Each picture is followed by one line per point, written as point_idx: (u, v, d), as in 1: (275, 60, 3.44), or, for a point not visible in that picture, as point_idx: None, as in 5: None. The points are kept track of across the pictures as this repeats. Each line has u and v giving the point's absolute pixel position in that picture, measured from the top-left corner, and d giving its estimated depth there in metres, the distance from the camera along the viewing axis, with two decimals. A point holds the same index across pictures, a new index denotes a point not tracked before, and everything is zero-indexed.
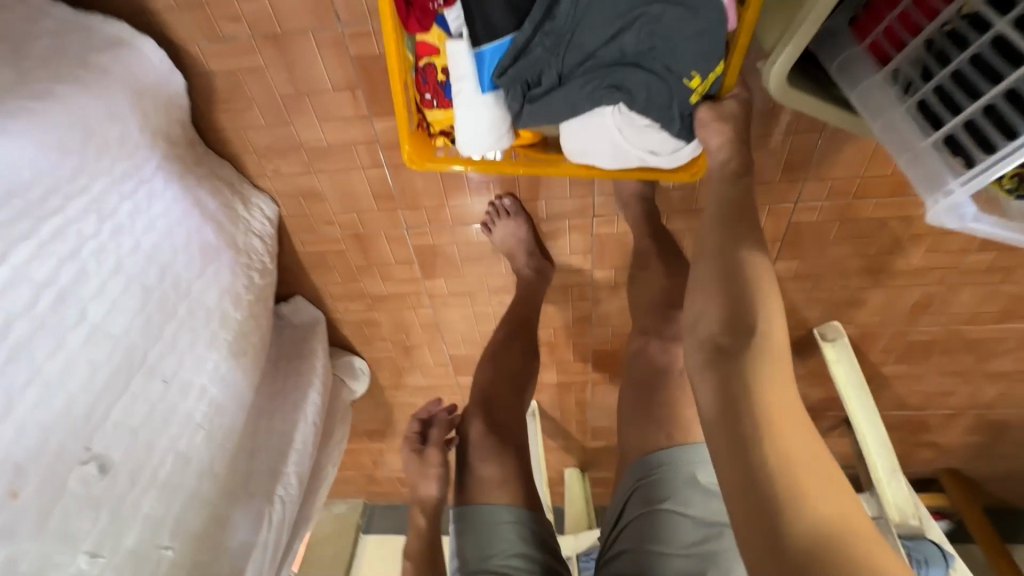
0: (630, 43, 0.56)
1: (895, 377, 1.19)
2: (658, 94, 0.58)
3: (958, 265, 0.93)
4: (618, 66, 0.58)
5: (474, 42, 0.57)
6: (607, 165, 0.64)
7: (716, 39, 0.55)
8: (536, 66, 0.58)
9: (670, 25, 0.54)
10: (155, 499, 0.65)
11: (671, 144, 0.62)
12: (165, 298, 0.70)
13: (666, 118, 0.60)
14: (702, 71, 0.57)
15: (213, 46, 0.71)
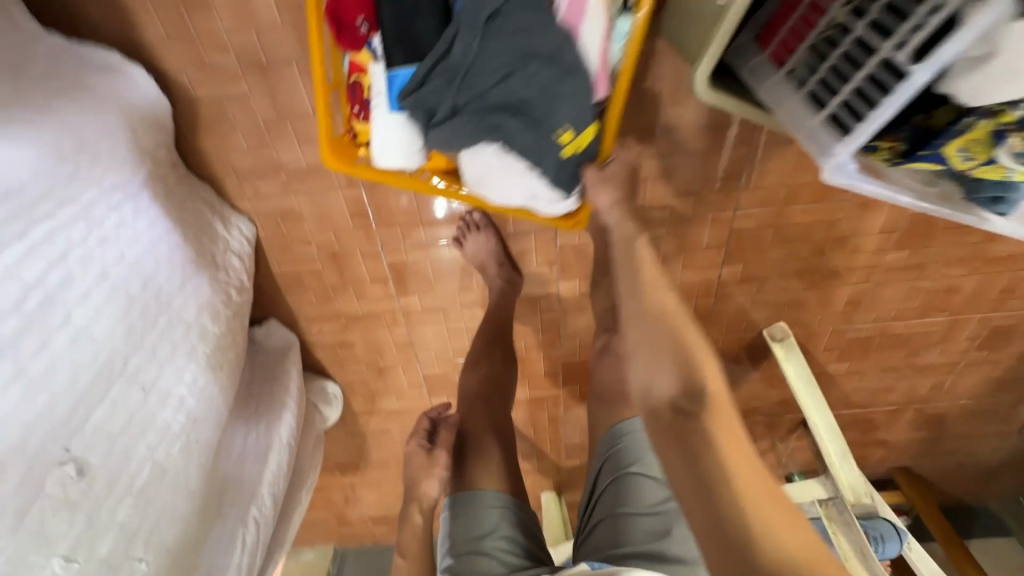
0: (514, 93, 0.61)
1: (840, 375, 1.29)
2: (534, 141, 0.65)
3: (879, 263, 1.05)
4: (502, 111, 0.63)
5: (390, 65, 0.62)
6: (496, 197, 0.73)
7: (585, 104, 0.63)
8: (431, 101, 0.62)
9: (547, 84, 0.61)
10: (131, 507, 0.65)
11: (549, 188, 0.71)
12: (147, 308, 0.72)
13: (543, 164, 0.67)
14: (576, 127, 0.66)
15: (201, 75, 0.76)
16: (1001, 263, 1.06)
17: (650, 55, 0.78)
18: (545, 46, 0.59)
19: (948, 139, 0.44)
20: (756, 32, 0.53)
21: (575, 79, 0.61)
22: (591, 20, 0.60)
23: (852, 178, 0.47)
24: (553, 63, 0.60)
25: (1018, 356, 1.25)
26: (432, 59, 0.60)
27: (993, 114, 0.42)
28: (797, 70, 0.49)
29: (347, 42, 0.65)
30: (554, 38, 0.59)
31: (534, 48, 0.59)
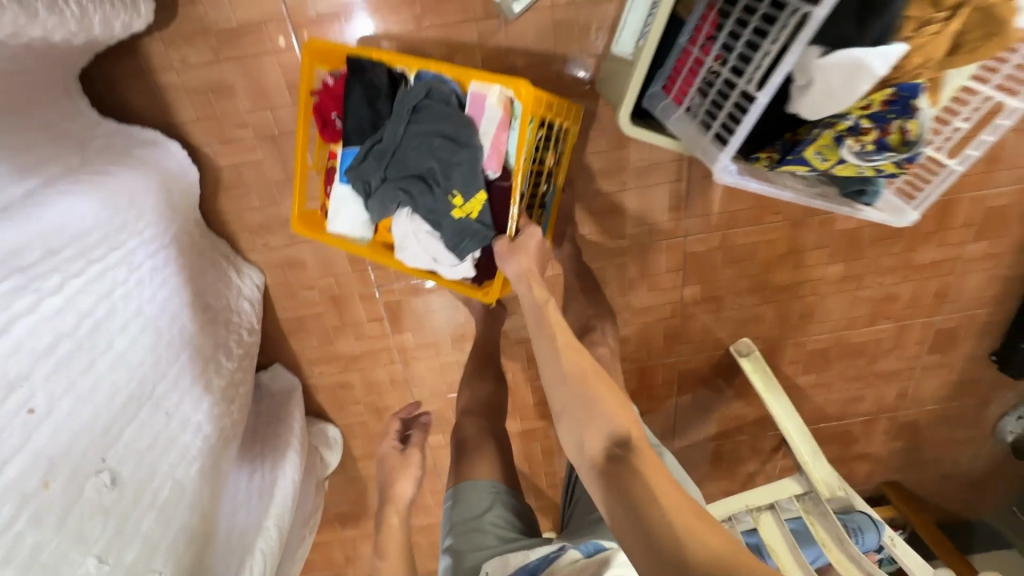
0: (421, 165, 0.79)
1: (810, 387, 1.38)
2: (433, 204, 0.79)
3: (821, 276, 1.18)
4: (412, 178, 0.79)
5: (346, 144, 0.83)
6: (408, 260, 0.85)
7: (472, 177, 0.78)
8: (365, 172, 0.81)
9: (445, 158, 0.78)
10: (154, 519, 0.71)
11: (447, 250, 0.82)
12: (172, 342, 0.81)
13: (440, 226, 0.80)
14: (465, 191, 0.78)
15: (223, 147, 0.92)
16: (927, 269, 1.20)
17: (595, 111, 0.96)
18: (448, 129, 0.77)
19: (805, 145, 0.58)
20: (662, 84, 0.69)
21: (466, 154, 0.77)
22: (489, 114, 0.78)
23: (740, 178, 0.60)
24: (450, 142, 0.78)
25: (968, 358, 1.36)
26: (369, 142, 0.81)
27: (832, 124, 0.56)
28: (692, 105, 0.64)
29: (330, 135, 0.85)
30: (453, 125, 0.77)
31: (439, 131, 0.77)
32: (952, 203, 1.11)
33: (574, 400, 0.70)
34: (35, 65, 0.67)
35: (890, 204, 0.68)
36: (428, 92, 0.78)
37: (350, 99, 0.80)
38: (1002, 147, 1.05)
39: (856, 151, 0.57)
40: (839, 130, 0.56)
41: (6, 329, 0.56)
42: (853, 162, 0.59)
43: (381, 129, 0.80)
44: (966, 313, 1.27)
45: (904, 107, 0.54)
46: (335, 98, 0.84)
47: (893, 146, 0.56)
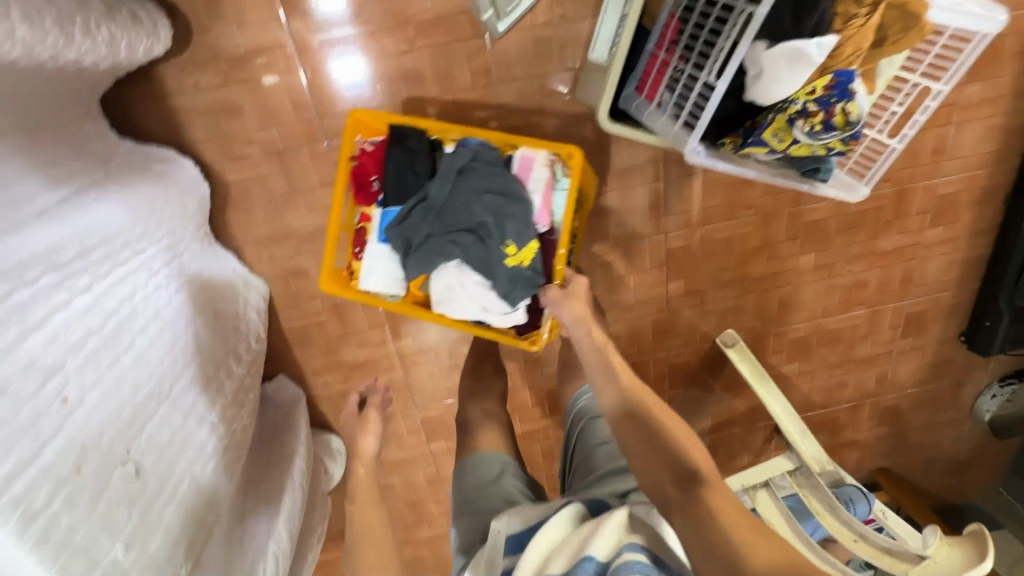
0: (473, 220, 0.87)
1: (794, 375, 1.44)
2: (484, 254, 0.87)
3: (794, 266, 1.26)
4: (461, 232, 0.88)
5: (388, 203, 0.91)
6: (456, 311, 0.93)
7: (524, 227, 0.88)
8: (410, 229, 0.89)
9: (498, 212, 0.87)
10: (174, 512, 0.73)
11: (500, 298, 0.90)
12: (187, 346, 0.85)
13: (493, 275, 0.88)
14: (517, 241, 0.88)
15: (231, 163, 0.99)
16: (891, 256, 1.29)
17: (577, 120, 1.05)
18: (497, 187, 0.87)
19: (763, 127, 0.66)
20: (634, 86, 0.78)
21: (517, 207, 0.87)
22: (536, 176, 0.90)
23: (709, 159, 0.68)
24: (501, 198, 0.87)
25: (939, 340, 1.44)
26: (414, 202, 0.89)
27: (783, 108, 0.65)
28: (663, 99, 0.73)
29: (364, 197, 0.94)
30: (502, 183, 0.87)
31: (487, 188, 0.87)
32: (906, 193, 1.21)
33: (636, 426, 0.75)
34: (65, 85, 0.74)
35: (842, 181, 0.76)
36: (474, 156, 0.88)
37: (391, 160, 0.89)
38: (945, 139, 1.16)
39: (806, 131, 0.65)
40: (790, 113, 0.65)
41: (44, 322, 0.60)
42: (804, 141, 0.67)
43: (426, 188, 0.89)
44: (931, 297, 1.36)
45: (844, 91, 0.62)
46: (375, 163, 0.93)
47: (838, 126, 0.65)
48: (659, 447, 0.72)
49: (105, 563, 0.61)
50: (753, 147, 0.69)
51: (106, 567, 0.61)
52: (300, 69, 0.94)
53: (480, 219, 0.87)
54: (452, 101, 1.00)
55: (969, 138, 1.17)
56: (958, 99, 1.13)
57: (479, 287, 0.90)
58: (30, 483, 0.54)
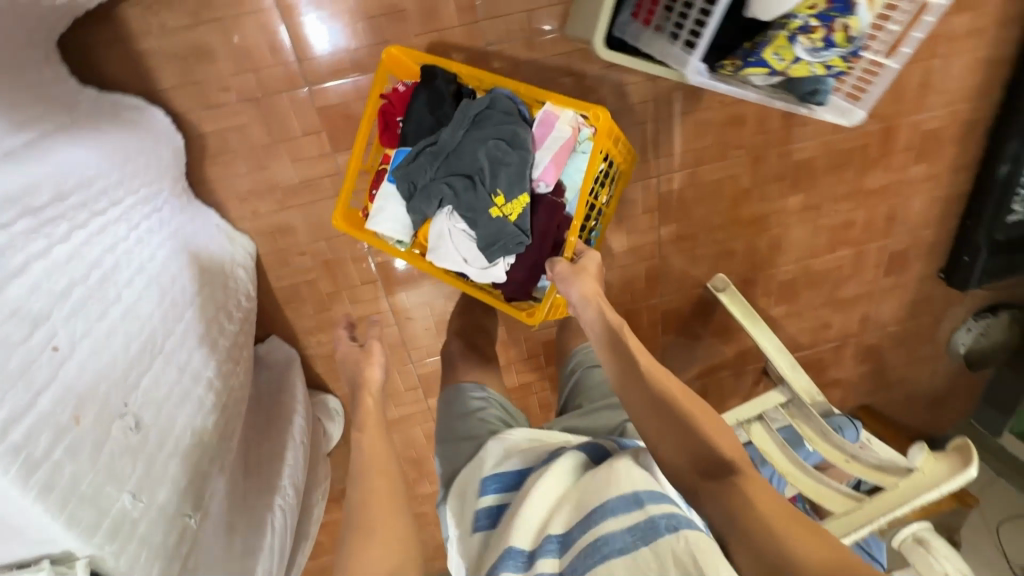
0: (475, 165, 0.86)
1: (782, 317, 1.47)
2: (476, 201, 0.87)
3: (783, 207, 1.27)
4: (458, 176, 0.87)
5: (405, 141, 0.90)
6: (441, 258, 0.91)
7: (518, 182, 0.86)
8: (415, 170, 0.88)
9: (502, 161, 0.85)
10: (179, 465, 0.73)
11: (480, 252, 0.89)
12: (176, 300, 0.82)
13: (478, 224, 0.88)
14: (508, 193, 0.86)
15: (207, 113, 0.94)
16: (877, 195, 1.31)
17: (567, 58, 1.02)
18: (505, 134, 0.86)
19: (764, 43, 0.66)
20: (630, 11, 0.75)
21: (520, 161, 0.85)
22: (557, 133, 0.87)
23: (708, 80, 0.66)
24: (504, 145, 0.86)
25: (920, 278, 1.48)
26: (425, 143, 0.88)
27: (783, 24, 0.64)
28: (661, 22, 0.71)
29: (388, 137, 0.93)
30: (509, 131, 0.86)
31: (493, 133, 0.86)
32: (893, 129, 1.22)
33: (661, 416, 0.71)
34: (19, 22, 0.68)
35: (838, 105, 0.76)
36: (493, 101, 0.86)
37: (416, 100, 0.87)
38: (931, 72, 1.17)
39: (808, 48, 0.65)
40: (792, 29, 0.64)
41: (24, 269, 0.57)
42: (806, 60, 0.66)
43: (439, 131, 0.88)
44: (914, 235, 1.39)
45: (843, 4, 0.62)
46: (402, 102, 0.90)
47: (839, 42, 0.64)
48: (689, 436, 0.69)
49: (115, 512, 0.60)
50: (752, 67, 0.68)
51: (116, 515, 0.60)
52: (274, 6, 0.89)
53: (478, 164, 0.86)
54: (436, 40, 0.96)
55: (955, 71, 1.17)
56: (945, 31, 1.13)
57: (465, 236, 0.89)
58: (28, 430, 0.52)
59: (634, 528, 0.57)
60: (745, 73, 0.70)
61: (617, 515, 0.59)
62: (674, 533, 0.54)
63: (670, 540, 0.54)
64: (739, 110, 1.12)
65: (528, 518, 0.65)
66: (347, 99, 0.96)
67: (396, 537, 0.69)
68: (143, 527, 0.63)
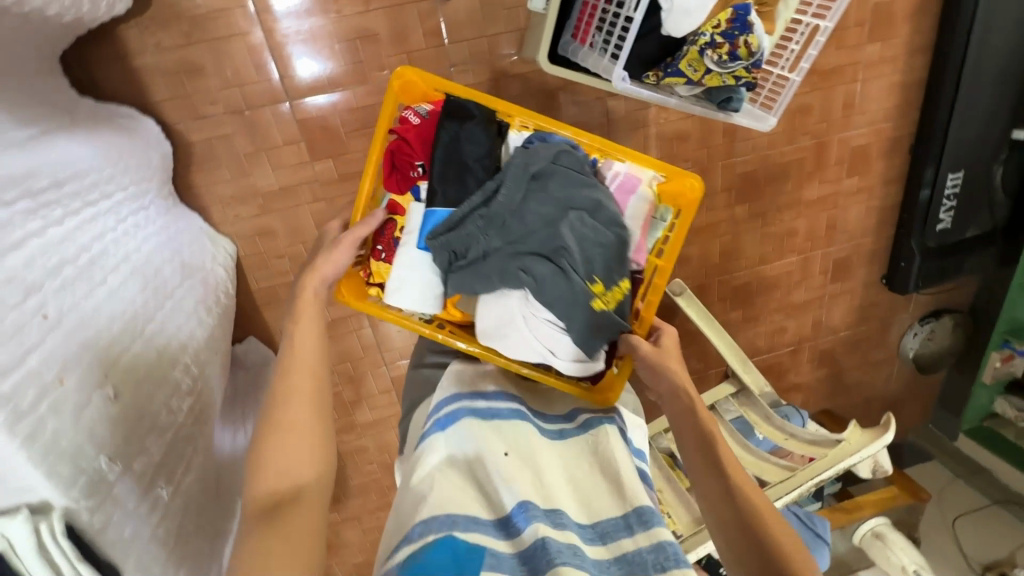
0: (551, 241, 0.88)
1: (739, 322, 1.56)
2: (563, 283, 0.88)
3: (732, 216, 1.38)
4: (539, 259, 0.87)
5: (430, 205, 0.91)
6: (519, 350, 0.90)
7: (608, 267, 0.92)
8: (467, 238, 0.88)
9: (579, 238, 0.89)
10: (154, 439, 0.77)
11: (572, 345, 0.90)
12: (158, 289, 0.88)
13: (573, 316, 0.89)
14: (604, 280, 0.91)
15: (195, 123, 1.03)
16: (817, 205, 1.43)
17: (526, 78, 1.13)
18: (586, 208, 0.90)
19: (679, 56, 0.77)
20: (570, 33, 0.86)
21: (605, 241, 0.90)
22: (638, 195, 0.97)
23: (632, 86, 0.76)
24: (585, 218, 0.90)
25: (864, 284, 1.59)
26: (478, 208, 0.88)
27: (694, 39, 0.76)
28: (595, 39, 0.81)
29: (397, 179, 0.98)
30: (588, 202, 0.90)
31: (571, 205, 0.90)
32: (825, 144, 1.35)
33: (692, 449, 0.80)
34: (30, 35, 0.77)
35: (752, 112, 0.87)
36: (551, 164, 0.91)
37: (445, 133, 0.91)
38: (854, 94, 1.31)
39: (715, 60, 0.76)
40: (701, 44, 0.76)
41: (21, 243, 0.63)
42: (715, 70, 0.77)
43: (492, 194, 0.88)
44: (854, 243, 1.51)
45: (743, 23, 0.74)
46: (418, 144, 0.95)
47: (742, 55, 0.75)
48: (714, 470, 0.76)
49: (92, 471, 0.65)
50: (672, 77, 0.80)
51: (93, 474, 0.65)
52: (259, 28, 0.99)
53: (562, 243, 0.88)
54: (407, 60, 1.07)
55: (874, 92, 1.31)
56: (863, 58, 1.28)
57: (544, 323, 0.89)
58: (16, 383, 0.57)
59: (620, 561, 0.64)
60: (668, 83, 0.81)
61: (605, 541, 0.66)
62: (660, 573, 0.60)
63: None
64: (683, 126, 1.24)
65: (511, 478, 0.70)
66: (325, 112, 1.06)
67: (311, 442, 0.78)
68: (118, 489, 0.68)
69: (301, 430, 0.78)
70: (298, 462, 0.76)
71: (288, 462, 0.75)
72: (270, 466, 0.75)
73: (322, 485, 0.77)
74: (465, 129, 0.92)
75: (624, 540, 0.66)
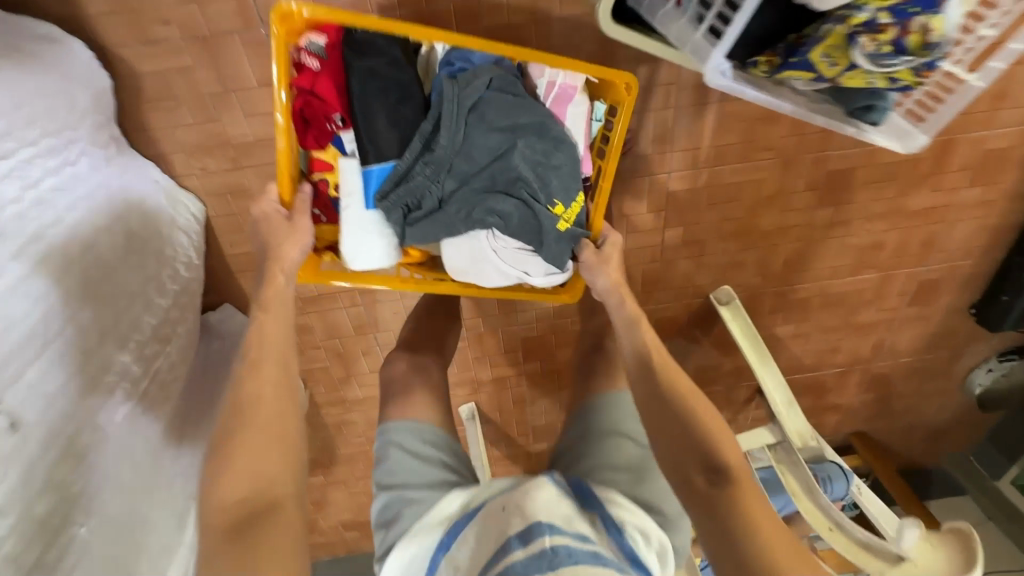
0: (509, 171, 0.82)
1: (788, 338, 1.35)
2: (527, 215, 0.84)
3: (809, 221, 1.12)
4: (496, 196, 0.83)
5: (365, 163, 0.81)
6: (489, 280, 0.88)
7: (568, 181, 0.83)
8: (418, 187, 0.82)
9: (533, 165, 0.82)
10: (71, 468, 0.65)
11: (545, 263, 0.87)
12: (88, 273, 0.71)
13: (539, 244, 0.85)
14: (566, 203, 0.84)
15: (144, 48, 0.79)
16: (919, 216, 1.15)
17: (579, 22, 0.84)
18: (531, 130, 0.82)
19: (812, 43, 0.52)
20: None
21: (559, 157, 0.82)
22: (576, 104, 0.84)
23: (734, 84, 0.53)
24: (539, 139, 0.82)
25: (947, 310, 1.34)
26: (419, 153, 0.81)
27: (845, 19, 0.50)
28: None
29: (316, 135, 0.84)
30: (532, 122, 0.81)
31: (520, 131, 0.82)
32: (953, 143, 1.04)
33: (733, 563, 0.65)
34: None
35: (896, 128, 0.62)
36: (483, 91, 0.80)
37: (354, 82, 0.78)
38: (1013, 82, 0.97)
39: (871, 53, 0.49)
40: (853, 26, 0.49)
41: None
42: (865, 69, 0.50)
43: (428, 136, 0.81)
44: (949, 265, 1.24)
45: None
46: (333, 96, 0.80)
47: (917, 48, 0.48)
48: None
49: None
50: (794, 70, 0.55)
51: None
52: None
53: (517, 173, 0.82)
54: None
55: None
56: None
57: (515, 251, 0.86)
58: None
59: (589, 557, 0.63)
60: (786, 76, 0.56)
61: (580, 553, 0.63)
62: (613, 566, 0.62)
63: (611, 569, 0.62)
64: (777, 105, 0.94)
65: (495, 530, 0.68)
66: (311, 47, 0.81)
67: (277, 440, 0.68)
68: (8, 545, 0.56)
69: (260, 424, 0.68)
70: (263, 457, 0.66)
71: (251, 462, 0.65)
72: (238, 465, 0.65)
73: (296, 484, 0.67)
74: (373, 63, 0.78)
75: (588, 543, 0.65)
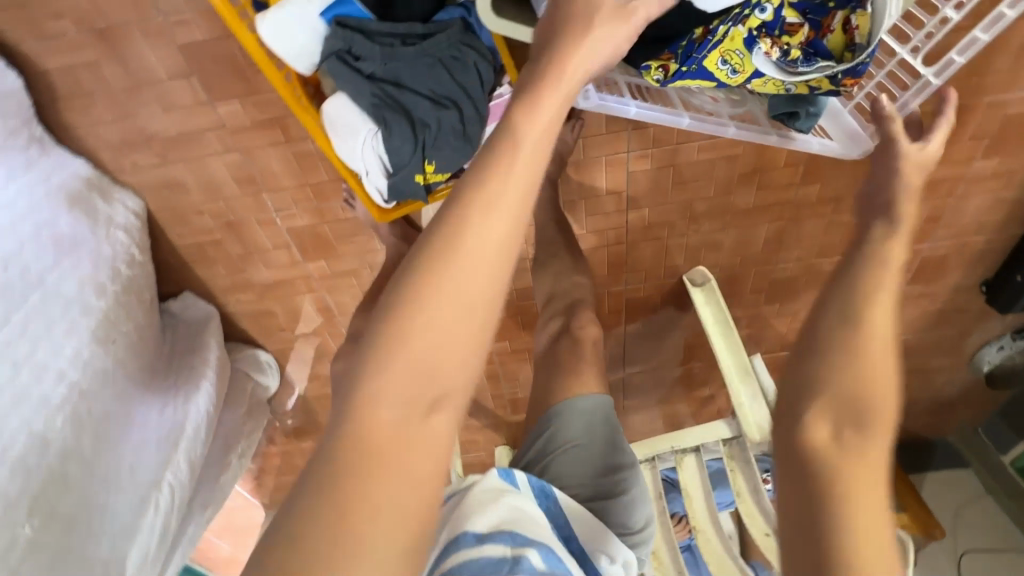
0: (428, 110, 0.65)
1: (773, 317, 1.27)
2: (405, 147, 0.66)
3: (793, 198, 1.02)
4: (401, 114, 0.65)
5: None
6: (338, 148, 0.68)
7: (455, 160, 0.69)
8: (362, 44, 0.61)
9: (448, 125, 0.66)
10: (5, 472, 0.72)
11: (378, 188, 0.70)
12: (13, 287, 0.78)
13: (395, 172, 0.68)
14: (437, 167, 0.69)
15: (45, 44, 0.76)
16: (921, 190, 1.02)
17: None
18: (472, 100, 0.66)
19: (712, 44, 0.58)
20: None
21: (466, 144, 0.68)
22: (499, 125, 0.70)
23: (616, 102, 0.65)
24: (466, 119, 0.67)
25: (955, 288, 1.23)
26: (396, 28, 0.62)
27: (742, 22, 0.56)
28: None
29: None
30: (479, 103, 0.67)
31: (467, 96, 0.66)
32: (966, 109, 0.90)
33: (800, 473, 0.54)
34: None
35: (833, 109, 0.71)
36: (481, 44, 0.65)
37: None
38: None
39: (780, 60, 0.57)
40: (751, 29, 0.56)
41: None
42: (778, 78, 0.58)
43: (411, 24, 0.63)
44: (959, 241, 1.12)
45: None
46: None
47: (835, 52, 0.56)
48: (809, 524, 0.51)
49: None
50: (691, 78, 0.61)
51: None
52: None
53: (437, 119, 0.66)
54: None
55: None
56: None
57: (374, 157, 0.67)
58: None
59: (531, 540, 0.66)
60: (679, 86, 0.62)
61: (518, 526, 0.67)
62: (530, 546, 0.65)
63: (531, 549, 0.64)
64: None
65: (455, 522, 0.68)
66: (211, 37, 0.74)
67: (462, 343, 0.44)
68: None
69: (436, 300, 0.43)
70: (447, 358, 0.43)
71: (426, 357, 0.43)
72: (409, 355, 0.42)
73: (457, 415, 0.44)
74: None
75: (521, 519, 0.69)
